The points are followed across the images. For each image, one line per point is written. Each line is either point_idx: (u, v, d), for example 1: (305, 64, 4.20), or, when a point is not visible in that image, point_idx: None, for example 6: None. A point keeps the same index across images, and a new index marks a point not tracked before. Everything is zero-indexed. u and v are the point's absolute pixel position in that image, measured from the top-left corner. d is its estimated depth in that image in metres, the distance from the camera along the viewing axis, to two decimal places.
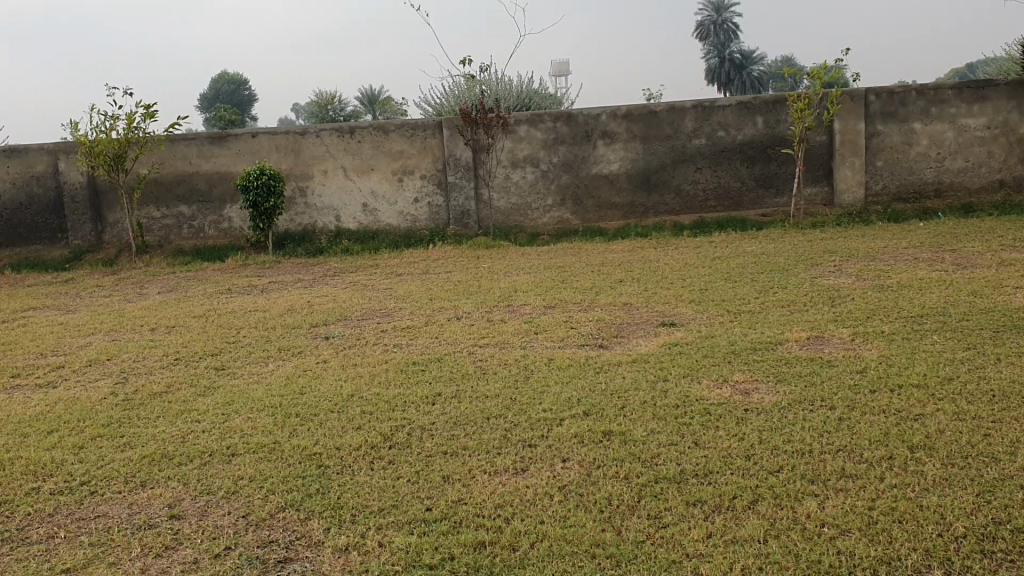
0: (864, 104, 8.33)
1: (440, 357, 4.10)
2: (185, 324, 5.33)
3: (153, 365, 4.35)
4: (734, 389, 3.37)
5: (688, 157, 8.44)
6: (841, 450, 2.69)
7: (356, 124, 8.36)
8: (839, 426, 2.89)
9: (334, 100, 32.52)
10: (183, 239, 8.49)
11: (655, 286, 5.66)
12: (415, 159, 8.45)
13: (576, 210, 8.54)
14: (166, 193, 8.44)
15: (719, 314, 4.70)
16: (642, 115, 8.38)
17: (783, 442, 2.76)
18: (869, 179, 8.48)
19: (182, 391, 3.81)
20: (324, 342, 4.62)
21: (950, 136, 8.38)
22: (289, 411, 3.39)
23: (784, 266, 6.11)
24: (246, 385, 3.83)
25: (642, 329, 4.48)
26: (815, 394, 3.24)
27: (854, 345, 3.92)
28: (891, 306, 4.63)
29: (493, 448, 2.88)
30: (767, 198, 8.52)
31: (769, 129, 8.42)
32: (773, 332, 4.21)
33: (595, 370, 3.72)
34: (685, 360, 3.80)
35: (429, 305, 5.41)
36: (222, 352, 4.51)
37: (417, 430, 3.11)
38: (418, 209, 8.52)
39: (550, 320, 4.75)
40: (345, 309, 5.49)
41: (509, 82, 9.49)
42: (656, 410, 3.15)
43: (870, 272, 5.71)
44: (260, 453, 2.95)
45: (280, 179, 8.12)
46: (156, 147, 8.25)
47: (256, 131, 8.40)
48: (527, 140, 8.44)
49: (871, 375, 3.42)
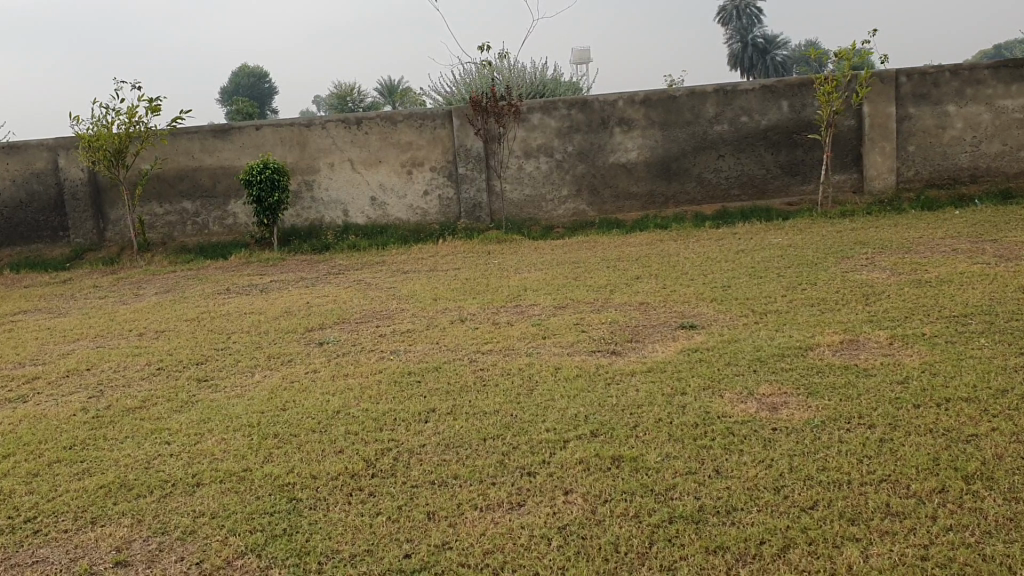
0: (895, 85, 7.91)
1: (438, 366, 3.77)
2: (175, 329, 5.03)
3: (134, 375, 4.04)
4: (760, 403, 3.01)
5: (709, 144, 8.06)
6: (884, 480, 2.34)
7: (363, 115, 8.06)
8: (880, 449, 2.54)
9: (353, 92, 32.22)
10: (187, 235, 8.22)
11: (674, 283, 5.31)
12: (424, 151, 8.12)
13: (592, 201, 8.19)
14: (169, 190, 8.16)
15: (742, 315, 4.35)
16: (661, 101, 8.01)
17: (817, 471, 2.42)
18: (900, 165, 8.06)
19: (158, 407, 3.51)
20: (317, 348, 4.31)
21: (985, 118, 7.94)
22: (266, 431, 3.08)
23: (812, 260, 5.73)
24: (227, 400, 3.53)
25: (658, 332, 4.14)
26: (852, 409, 2.88)
27: (891, 351, 3.56)
28: (930, 305, 4.25)
29: (488, 477, 2.56)
30: (792, 186, 8.12)
31: (794, 113, 8.02)
32: (803, 335, 3.85)
33: (606, 381, 3.38)
34: (705, 369, 3.45)
35: (433, 306, 5.09)
36: (208, 361, 4.21)
37: (404, 454, 2.79)
38: (428, 202, 8.20)
39: (560, 322, 4.41)
40: (343, 311, 5.18)
41: (522, 68, 9.13)
42: (672, 429, 2.81)
43: (904, 265, 5.32)
44: (229, 483, 2.64)
45: (284, 173, 7.82)
46: (158, 141, 7.97)
47: (260, 123, 8.09)
48: (541, 129, 8.08)
49: (913, 386, 3.05)
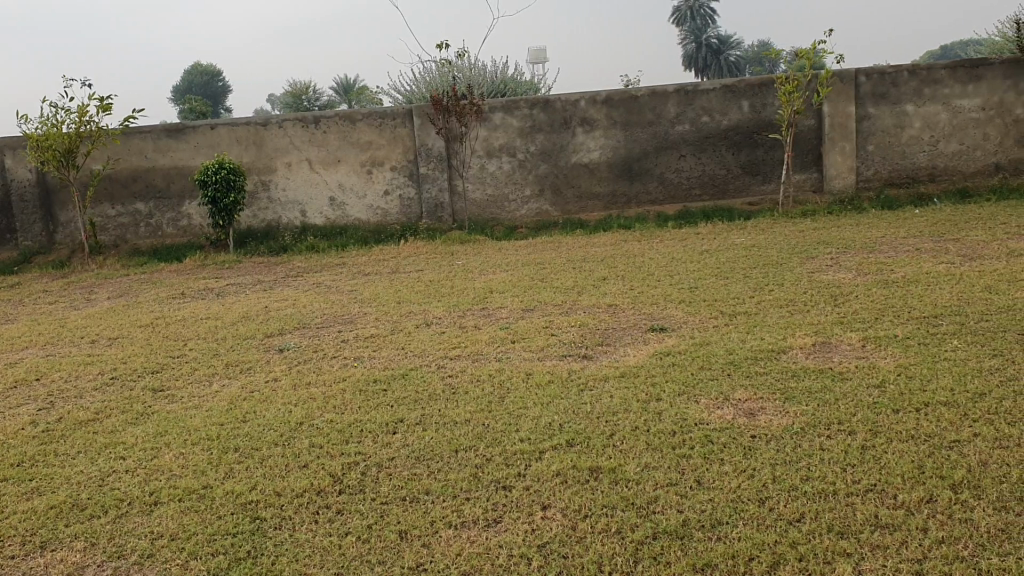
0: (855, 85, 7.94)
1: (404, 373, 3.66)
2: (129, 335, 4.85)
3: (85, 385, 3.87)
4: (737, 410, 2.95)
5: (671, 144, 8.02)
6: (869, 491, 2.29)
7: (321, 114, 7.90)
8: (864, 457, 2.49)
9: (309, 90, 31.85)
10: (140, 238, 7.99)
11: (641, 284, 5.24)
12: (384, 150, 7.98)
13: (555, 201, 8.11)
14: (121, 191, 7.92)
15: (712, 318, 4.28)
16: (623, 100, 7.96)
17: (801, 481, 2.36)
18: (860, 164, 8.10)
19: (112, 419, 3.35)
20: (277, 356, 4.16)
21: (943, 118, 8.00)
22: (227, 444, 2.95)
23: (778, 260, 5.71)
24: (184, 411, 3.38)
25: (629, 335, 4.06)
26: (830, 415, 2.82)
27: (865, 353, 3.51)
28: (900, 305, 4.23)
29: (462, 492, 2.46)
30: (754, 185, 8.12)
31: (755, 113, 8.01)
32: (775, 337, 3.80)
33: (579, 387, 3.29)
34: (679, 373, 3.38)
35: (397, 309, 4.97)
36: (164, 369, 4.04)
37: (373, 468, 2.68)
38: (388, 203, 8.06)
39: (527, 326, 4.31)
40: (303, 315, 5.03)
41: (483, 66, 9.02)
42: (649, 438, 2.73)
43: (870, 265, 5.31)
44: (188, 502, 2.51)
45: (241, 173, 7.64)
46: (109, 141, 7.74)
47: (214, 122, 7.89)
48: (503, 128, 7.98)
49: (891, 391, 3.01)
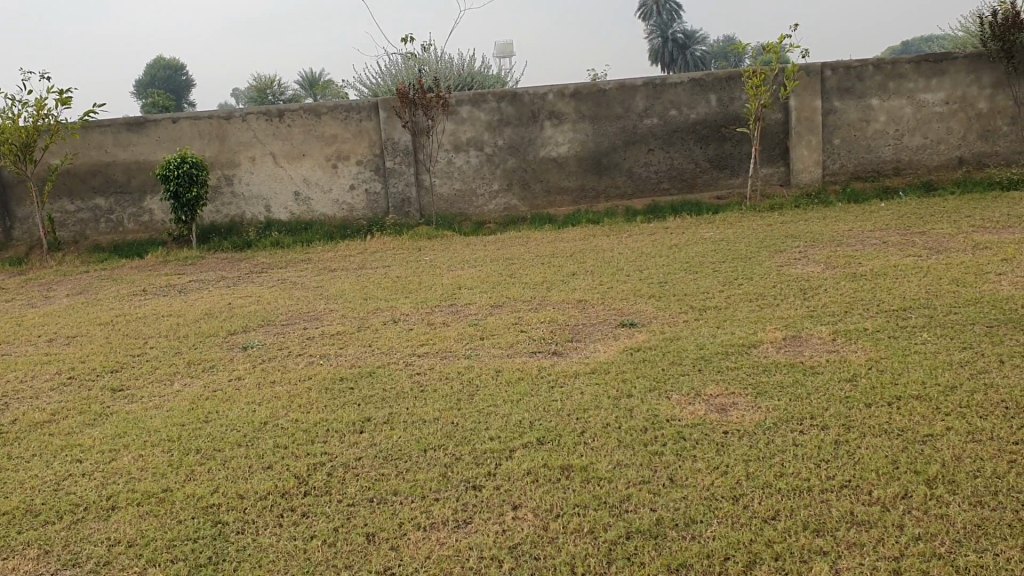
0: (821, 79, 7.97)
1: (372, 371, 3.59)
2: (87, 333, 4.72)
3: (41, 386, 3.75)
4: (709, 406, 2.91)
5: (639, 138, 8.00)
6: (844, 486, 2.27)
7: (286, 108, 7.77)
8: (838, 452, 2.47)
9: (274, 84, 31.51)
10: (100, 233, 7.83)
11: (611, 279, 5.20)
12: (350, 144, 7.87)
13: (523, 195, 8.06)
14: (80, 186, 7.75)
15: (683, 312, 4.26)
16: (590, 94, 7.92)
17: (775, 477, 2.33)
18: (827, 158, 8.13)
19: (69, 420, 3.25)
20: (241, 354, 4.07)
21: (908, 112, 8.05)
22: (188, 446, 2.87)
23: (746, 254, 5.70)
24: (144, 412, 3.28)
25: (599, 331, 4.02)
26: (803, 410, 2.80)
27: (835, 347, 3.50)
28: (869, 299, 4.23)
29: (430, 493, 2.40)
30: (721, 179, 8.12)
31: (723, 107, 8.01)
32: (746, 332, 3.78)
33: (550, 384, 3.24)
34: (650, 369, 3.34)
35: (363, 306, 4.89)
36: (124, 369, 3.94)
37: (339, 469, 2.61)
38: (354, 197, 7.96)
39: (497, 322, 4.25)
40: (268, 312, 4.94)
41: (449, 60, 8.94)
42: (621, 435, 2.69)
43: (838, 259, 5.31)
44: (146, 505, 2.44)
45: (203, 168, 7.50)
46: (67, 135, 7.57)
47: (176, 116, 7.75)
48: (470, 122, 7.91)
49: (863, 385, 2.99)
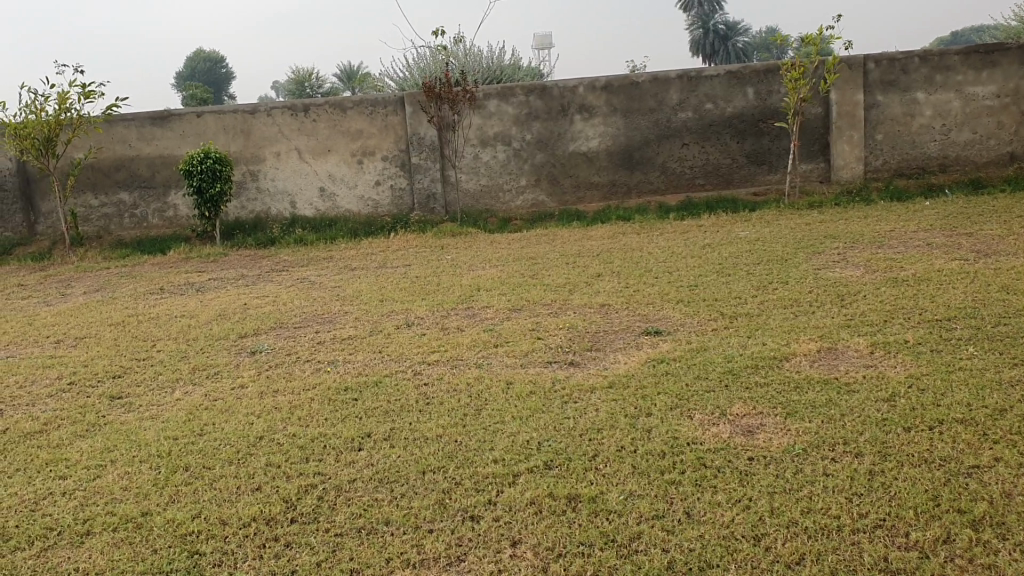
0: (863, 72, 7.65)
1: (378, 381, 3.41)
2: (96, 334, 4.60)
3: (40, 391, 3.62)
4: (734, 427, 2.70)
5: (673, 132, 7.75)
6: (878, 526, 2.04)
7: (311, 102, 7.64)
8: (873, 483, 2.24)
9: (311, 77, 31.52)
10: (125, 229, 7.74)
11: (638, 282, 4.98)
12: (376, 139, 7.71)
13: (552, 191, 7.85)
14: (104, 180, 7.67)
15: (711, 320, 4.02)
16: (623, 87, 7.68)
17: (801, 514, 2.10)
18: (869, 154, 7.82)
19: (61, 430, 3.11)
20: (247, 359, 3.91)
21: (955, 105, 7.71)
22: (178, 462, 2.71)
23: (782, 255, 5.45)
24: (139, 422, 3.13)
25: (620, 339, 3.81)
26: (836, 434, 2.57)
27: (873, 361, 3.25)
28: (911, 307, 3.97)
29: (425, 524, 2.22)
30: (758, 175, 7.84)
31: (760, 100, 7.73)
32: (777, 343, 3.54)
33: (563, 400, 3.03)
34: (672, 384, 3.12)
35: (379, 308, 4.72)
36: (127, 374, 3.80)
37: (331, 492, 2.44)
38: (380, 193, 7.80)
39: (514, 328, 4.05)
40: (282, 314, 4.78)
41: (479, 52, 8.75)
42: (636, 460, 2.48)
43: (879, 262, 5.04)
44: (122, 532, 2.28)
45: (227, 163, 7.38)
46: (92, 129, 7.49)
47: (201, 110, 7.64)
48: (498, 116, 7.71)
49: (902, 405, 2.75)
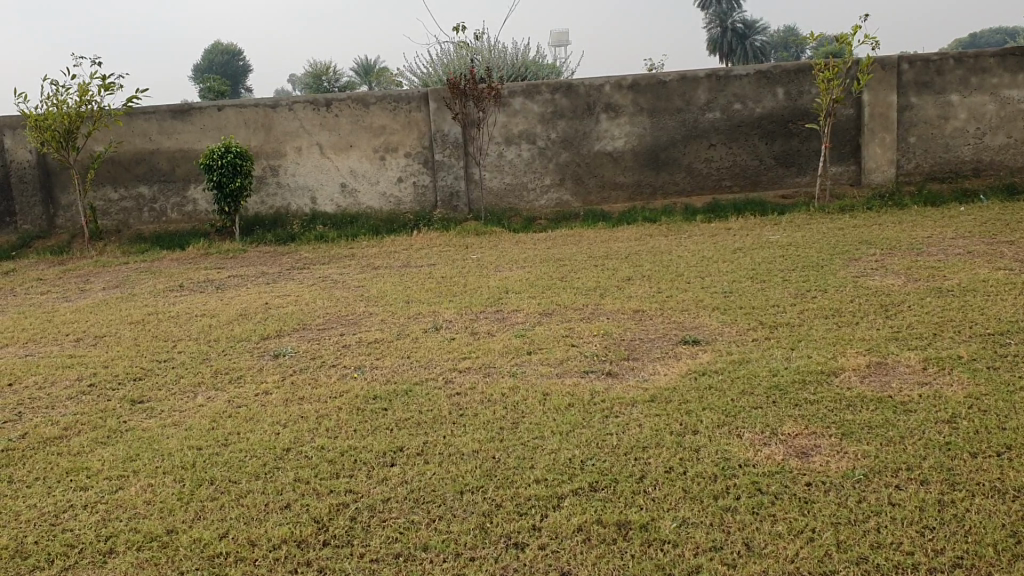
0: (897, 73, 7.47)
1: (408, 389, 3.28)
2: (116, 333, 4.49)
3: (60, 392, 3.51)
4: (787, 448, 2.56)
5: (700, 133, 7.59)
6: (956, 565, 1.93)
7: (333, 97, 7.51)
8: (943, 515, 2.11)
9: (329, 71, 31.45)
10: (144, 223, 7.65)
11: (670, 286, 4.84)
12: (398, 136, 7.59)
13: (577, 190, 7.71)
14: (123, 174, 7.57)
15: (750, 329, 3.88)
16: (650, 86, 7.53)
17: (870, 549, 1.99)
18: (901, 157, 7.64)
19: (81, 436, 2.99)
20: (272, 363, 3.80)
21: (990, 109, 7.52)
22: (202, 475, 2.60)
23: (817, 261, 5.30)
24: (161, 430, 3.02)
25: (657, 349, 3.67)
26: (896, 458, 2.43)
27: (927, 378, 3.10)
28: (960, 319, 3.82)
29: (466, 551, 2.10)
30: (787, 177, 7.68)
31: (790, 101, 7.57)
32: (823, 356, 3.39)
33: (603, 414, 2.90)
34: (716, 399, 2.98)
35: (405, 310, 4.59)
36: (148, 376, 3.69)
37: (365, 512, 2.32)
38: (402, 190, 7.68)
39: (545, 334, 3.92)
40: (305, 314, 4.66)
41: (504, 48, 8.60)
42: (686, 483, 2.35)
43: (920, 270, 4.88)
44: (146, 552, 2.17)
45: (248, 158, 7.26)
46: (112, 122, 7.39)
47: (222, 104, 7.53)
48: (523, 114, 7.57)
49: (964, 428, 2.60)
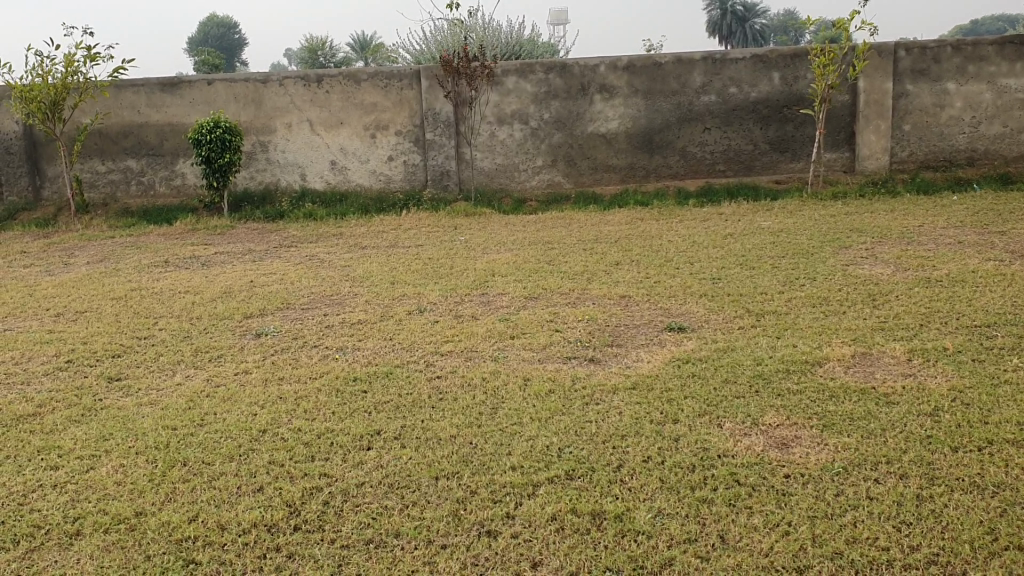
0: (893, 60, 7.41)
1: (388, 372, 3.24)
2: (97, 309, 4.44)
3: (37, 368, 3.47)
4: (767, 439, 2.53)
5: (695, 116, 7.53)
6: (932, 562, 1.91)
7: (325, 73, 7.43)
8: (923, 510, 2.09)
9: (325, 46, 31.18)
10: (131, 196, 7.57)
11: (658, 271, 4.81)
12: (390, 113, 7.51)
13: (568, 172, 7.65)
14: (111, 147, 7.49)
15: (737, 317, 3.85)
16: (645, 67, 7.46)
17: (845, 544, 1.97)
18: (895, 144, 7.59)
19: (56, 414, 2.95)
20: (253, 342, 3.75)
21: (986, 98, 7.48)
22: (175, 456, 2.56)
23: (807, 249, 5.26)
24: (137, 409, 2.97)
25: (642, 335, 3.64)
26: (877, 451, 2.40)
27: (911, 370, 3.07)
28: (948, 310, 3.78)
29: (438, 539, 2.08)
30: (781, 163, 7.63)
31: (786, 86, 7.51)
32: (809, 346, 3.36)
33: (584, 401, 2.87)
34: (699, 388, 2.95)
35: (389, 291, 4.55)
36: (127, 353, 3.64)
37: (338, 496, 2.29)
38: (392, 168, 7.61)
39: (530, 318, 3.89)
40: (289, 294, 4.61)
41: (498, 27, 8.52)
42: (664, 474, 2.32)
43: (911, 259, 4.85)
44: (113, 535, 2.14)
45: (237, 133, 7.19)
46: (99, 94, 7.30)
47: (212, 78, 7.45)
48: (515, 93, 7.50)
49: (947, 422, 2.57)
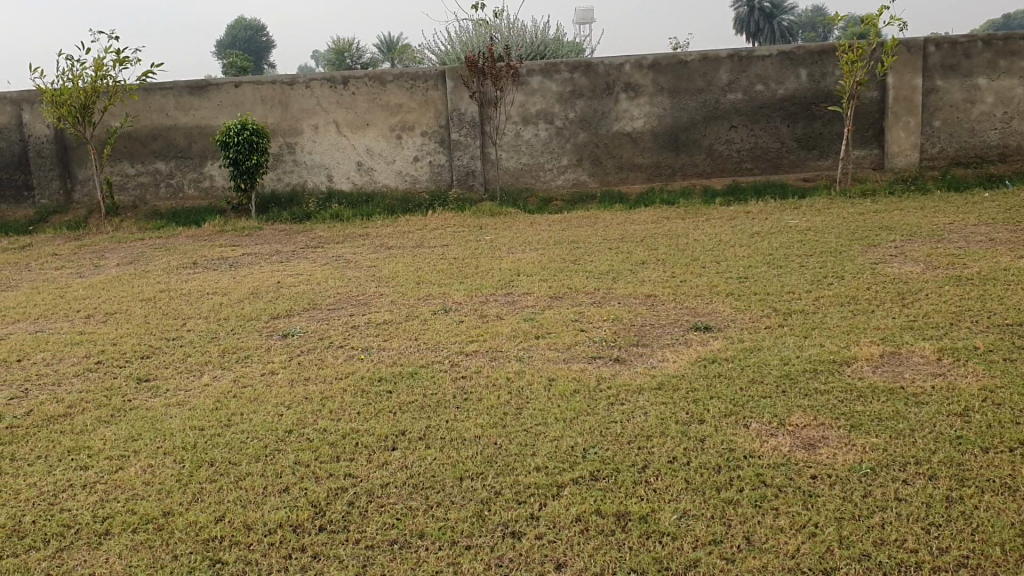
0: (923, 55, 7.32)
1: (413, 371, 3.25)
2: (127, 310, 4.48)
3: (67, 369, 3.51)
4: (794, 440, 2.50)
5: (721, 113, 7.49)
6: (961, 564, 1.88)
7: (350, 74, 7.46)
8: (954, 512, 2.06)
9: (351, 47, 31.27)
10: (161, 198, 7.65)
11: (684, 270, 4.78)
12: (415, 114, 7.53)
13: (594, 171, 7.63)
14: (141, 149, 7.57)
15: (764, 316, 3.83)
16: (671, 65, 7.43)
17: (873, 545, 1.95)
18: (925, 141, 7.50)
19: (86, 414, 2.99)
20: (279, 342, 3.78)
21: (1018, 92, 7.37)
22: (203, 456, 2.58)
23: (835, 247, 5.20)
24: (166, 409, 3.00)
25: (668, 334, 3.63)
26: (907, 452, 2.37)
27: (943, 370, 3.03)
28: (979, 309, 3.73)
29: (463, 540, 2.08)
30: (809, 161, 7.56)
31: (814, 83, 7.44)
32: (836, 346, 3.33)
33: (609, 401, 2.86)
34: (725, 388, 2.93)
35: (415, 291, 4.56)
36: (155, 354, 3.68)
37: (363, 496, 2.30)
38: (417, 169, 7.63)
39: (554, 318, 3.88)
40: (314, 294, 4.63)
41: (523, 27, 8.52)
42: (690, 474, 2.31)
43: (941, 257, 4.79)
44: (142, 534, 2.16)
45: (264, 135, 7.23)
46: (128, 97, 7.37)
47: (239, 80, 7.50)
48: (540, 93, 7.50)
49: (978, 422, 2.54)
